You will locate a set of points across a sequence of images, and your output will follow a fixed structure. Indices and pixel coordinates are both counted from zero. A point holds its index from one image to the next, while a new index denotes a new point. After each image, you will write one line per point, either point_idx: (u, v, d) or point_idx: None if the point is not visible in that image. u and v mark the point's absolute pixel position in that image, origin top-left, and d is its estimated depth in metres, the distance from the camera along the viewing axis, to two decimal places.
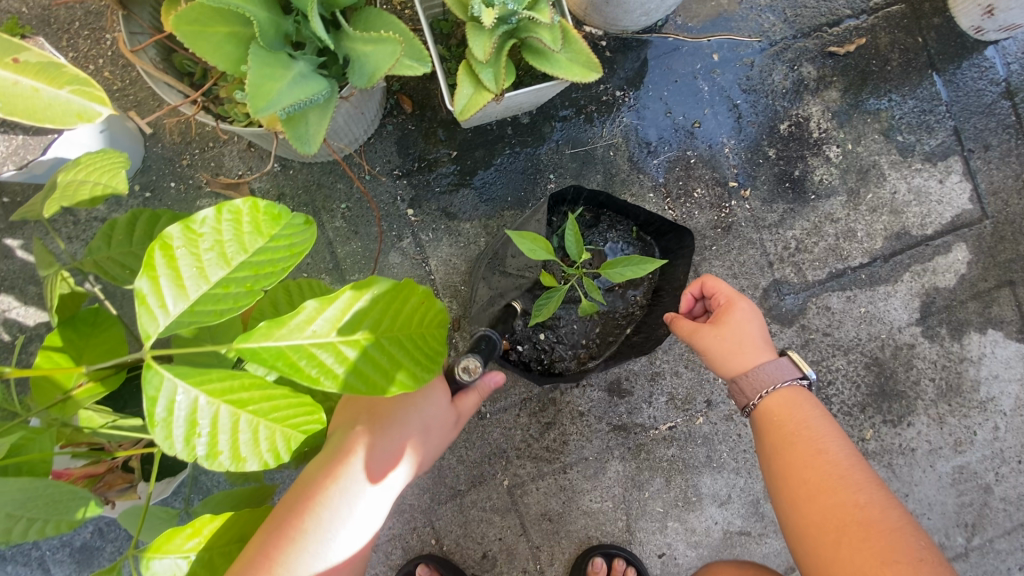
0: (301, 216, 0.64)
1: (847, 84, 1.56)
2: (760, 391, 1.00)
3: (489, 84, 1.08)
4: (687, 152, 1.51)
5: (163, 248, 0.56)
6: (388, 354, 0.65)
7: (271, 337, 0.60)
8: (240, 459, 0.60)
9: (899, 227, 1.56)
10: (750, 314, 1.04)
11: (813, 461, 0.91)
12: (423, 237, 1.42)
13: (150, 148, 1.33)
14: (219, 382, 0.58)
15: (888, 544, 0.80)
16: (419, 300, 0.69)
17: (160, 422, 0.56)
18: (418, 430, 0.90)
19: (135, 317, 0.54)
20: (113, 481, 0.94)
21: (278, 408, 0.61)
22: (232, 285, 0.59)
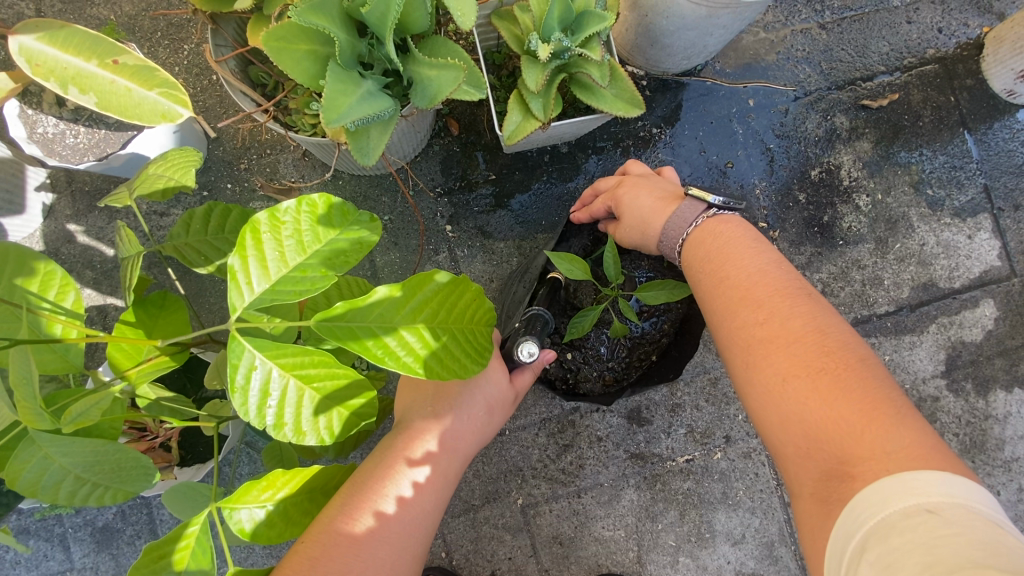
0: (367, 213, 0.69)
1: (879, 136, 1.60)
2: (677, 239, 0.99)
3: (538, 113, 1.14)
4: (719, 191, 1.55)
5: (253, 231, 0.62)
6: (444, 344, 0.70)
7: (339, 319, 0.65)
8: (302, 431, 0.64)
9: (926, 278, 1.58)
10: (632, 189, 1.09)
11: (759, 315, 0.82)
12: (459, 252, 1.48)
13: (213, 151, 1.42)
14: (291, 358, 0.61)
15: (853, 387, 0.70)
16: (473, 296, 0.73)
17: (237, 388, 0.60)
18: (479, 408, 0.93)
19: (226, 293, 0.61)
20: (153, 459, 1.01)
21: (341, 388, 0.64)
22: (308, 270, 0.64)
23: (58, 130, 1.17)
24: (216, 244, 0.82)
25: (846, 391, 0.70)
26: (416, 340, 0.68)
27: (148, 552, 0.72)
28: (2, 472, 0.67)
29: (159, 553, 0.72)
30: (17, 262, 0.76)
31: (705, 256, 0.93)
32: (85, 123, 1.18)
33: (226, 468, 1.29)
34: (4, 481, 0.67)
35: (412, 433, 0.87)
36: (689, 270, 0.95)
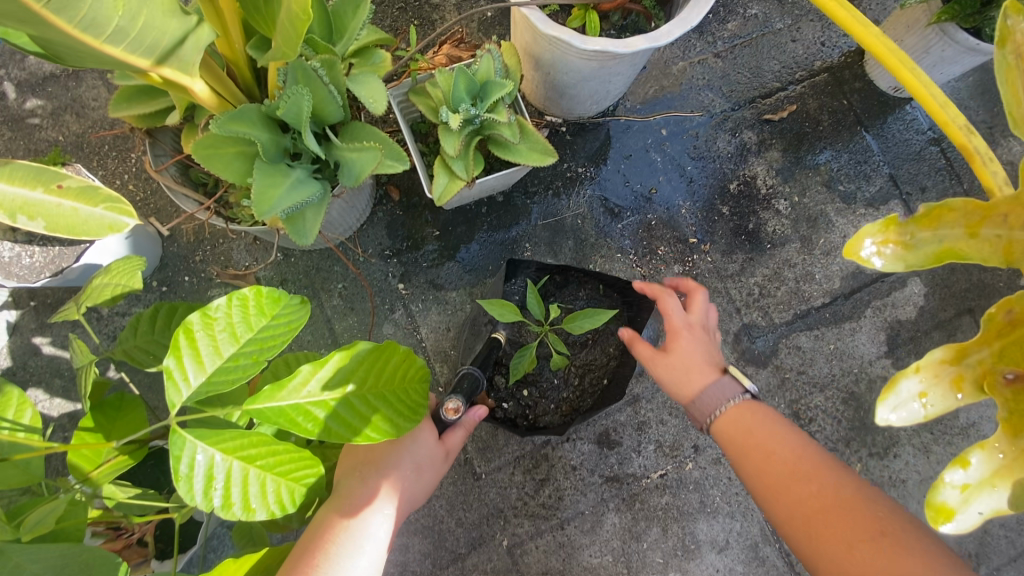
0: (299, 296, 0.77)
1: (785, 145, 1.75)
2: (711, 412, 1.04)
3: (461, 173, 1.24)
4: (649, 215, 1.67)
5: (185, 331, 0.68)
6: (375, 406, 0.77)
7: (272, 399, 0.70)
8: (251, 508, 0.68)
9: (854, 267, 1.69)
10: (688, 339, 1.12)
11: (811, 487, 0.87)
12: (414, 308, 1.55)
13: (168, 248, 1.50)
14: (231, 441, 0.68)
15: (908, 552, 0.76)
16: (401, 358, 0.81)
17: (181, 478, 0.64)
18: (409, 469, 0.98)
19: (161, 392, 0.65)
20: (129, 556, 1.01)
21: (283, 461, 0.70)
22: (241, 358, 0.71)
23: (14, 254, 1.24)
24: (164, 341, 0.89)
25: (902, 558, 0.75)
26: (349, 406, 0.75)
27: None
28: None
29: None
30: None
31: (746, 432, 0.99)
32: (40, 243, 1.24)
33: (209, 554, 1.30)
34: None
35: (342, 505, 0.87)
36: (729, 447, 1.00)
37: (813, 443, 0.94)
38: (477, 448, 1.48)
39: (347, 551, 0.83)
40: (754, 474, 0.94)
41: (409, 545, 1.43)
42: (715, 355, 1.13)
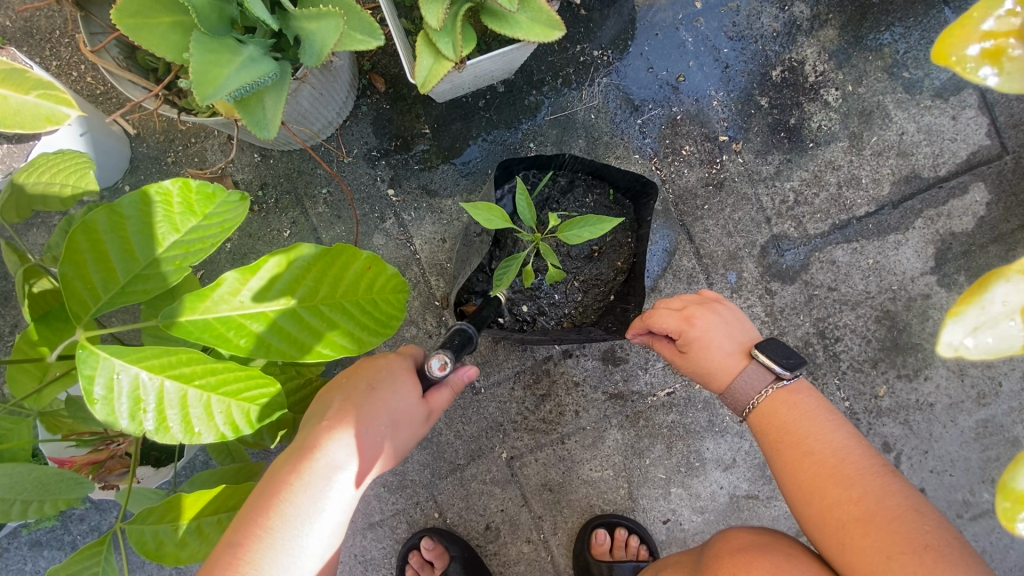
0: (237, 192, 0.67)
1: (845, 21, 1.46)
2: (745, 406, 0.96)
3: (448, 53, 1.04)
4: (673, 108, 1.44)
5: (88, 232, 0.60)
6: (329, 319, 0.69)
7: (196, 310, 0.62)
8: (194, 432, 0.63)
9: (908, 170, 1.46)
10: (710, 322, 0.99)
11: (851, 494, 0.81)
12: (406, 217, 1.42)
13: (136, 149, 1.36)
14: (156, 359, 0.61)
15: (904, 525, 0.76)
16: (364, 265, 0.71)
17: (100, 399, 0.60)
18: (385, 426, 0.84)
19: (64, 302, 0.61)
20: (113, 466, 1.00)
21: (228, 381, 0.64)
22: (162, 264, 0.64)
23: None
24: None
25: (898, 531, 0.75)
26: (297, 320, 0.67)
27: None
28: None
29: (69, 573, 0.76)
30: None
31: (780, 429, 0.91)
32: None
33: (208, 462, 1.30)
34: None
35: (299, 457, 0.78)
36: (762, 441, 0.94)
37: (839, 417, 0.92)
38: (475, 363, 1.42)
39: (304, 508, 0.75)
40: (765, 438, 0.92)
41: (409, 455, 1.43)
42: (742, 333, 0.99)
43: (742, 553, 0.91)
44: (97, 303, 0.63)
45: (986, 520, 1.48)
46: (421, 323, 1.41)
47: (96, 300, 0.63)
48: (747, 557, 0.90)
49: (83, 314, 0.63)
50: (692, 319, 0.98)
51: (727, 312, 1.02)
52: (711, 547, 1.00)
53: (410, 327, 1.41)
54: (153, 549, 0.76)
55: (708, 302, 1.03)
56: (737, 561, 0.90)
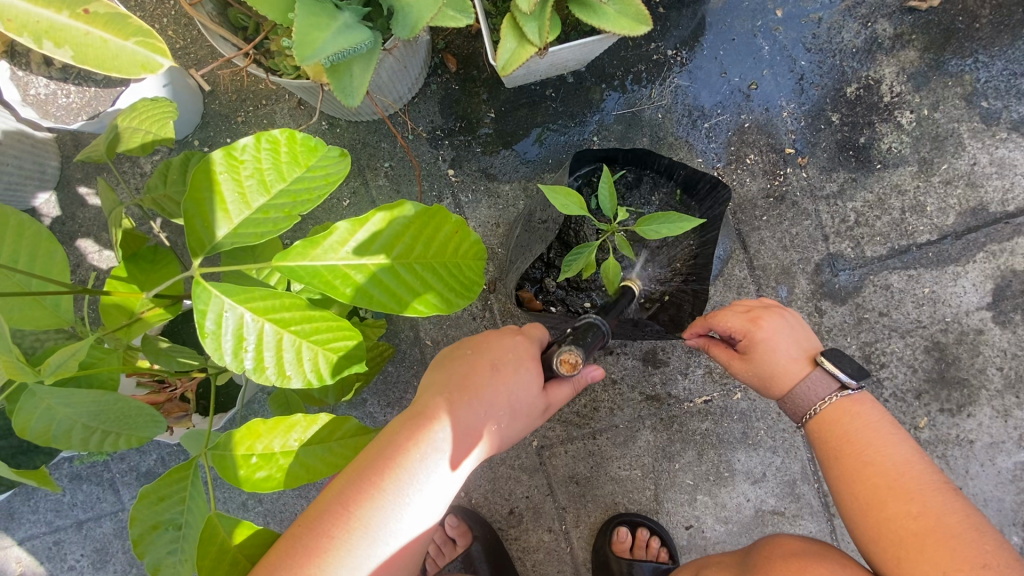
0: (336, 147, 0.68)
1: (927, 43, 1.42)
2: (803, 413, 0.95)
3: (533, 37, 1.04)
4: (742, 116, 1.43)
5: (208, 173, 0.63)
6: (421, 279, 0.71)
7: (307, 257, 0.65)
8: (284, 375, 0.67)
9: (976, 202, 1.43)
10: (777, 327, 0.97)
11: (911, 508, 0.82)
12: (463, 198, 1.43)
13: (209, 105, 1.38)
14: (262, 302, 0.65)
15: (962, 544, 0.77)
16: (453, 229, 0.73)
17: (209, 333, 0.63)
18: (506, 414, 0.85)
19: (184, 237, 0.62)
20: (172, 408, 1.07)
21: (320, 329, 0.67)
22: (270, 211, 0.66)
23: (50, 91, 1.17)
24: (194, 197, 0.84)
25: (957, 550, 0.76)
26: (392, 277, 0.69)
27: (146, 496, 0.78)
28: (12, 421, 0.68)
29: (157, 496, 0.79)
30: (29, 244, 0.74)
31: (836, 439, 0.91)
32: (75, 82, 1.18)
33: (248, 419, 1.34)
34: (16, 431, 0.69)
35: (423, 421, 0.80)
36: (817, 450, 0.94)
37: (898, 426, 0.92)
38: None
39: (418, 475, 0.77)
40: (820, 445, 0.93)
41: None
42: (807, 339, 0.98)
43: (795, 558, 0.92)
44: (211, 242, 0.65)
45: None
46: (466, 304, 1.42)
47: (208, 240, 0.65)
48: (799, 563, 0.91)
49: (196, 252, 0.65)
50: (759, 320, 0.97)
51: (791, 317, 1.00)
52: (759, 548, 1.01)
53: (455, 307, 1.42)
54: (234, 472, 0.79)
55: (768, 308, 1.02)
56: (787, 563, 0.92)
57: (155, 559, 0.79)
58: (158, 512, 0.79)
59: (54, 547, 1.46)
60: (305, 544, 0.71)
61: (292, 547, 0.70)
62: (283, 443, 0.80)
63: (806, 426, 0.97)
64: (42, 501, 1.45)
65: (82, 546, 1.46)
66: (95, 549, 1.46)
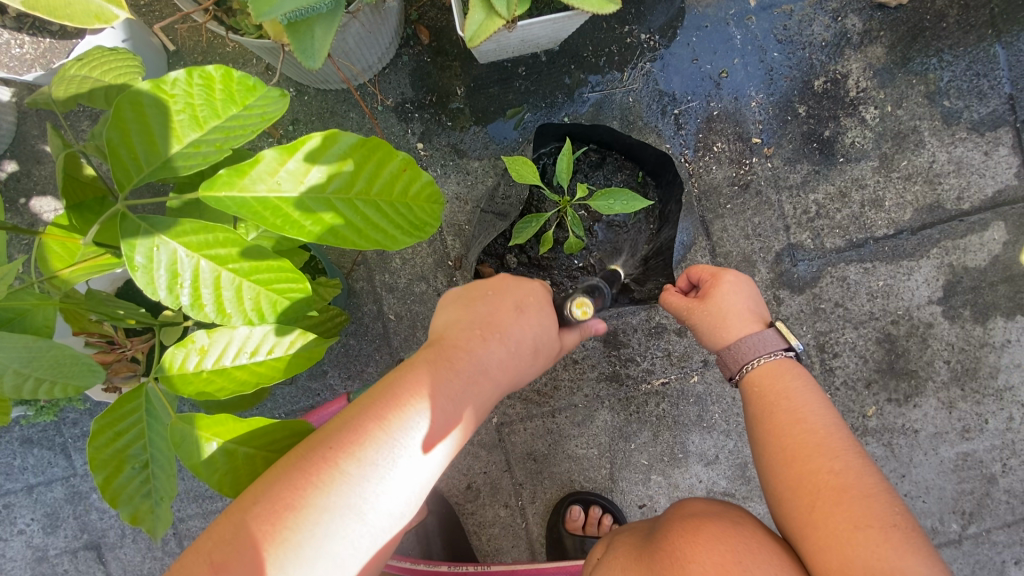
0: (276, 88, 0.69)
1: (894, 40, 1.45)
2: (743, 365, 1.00)
3: (501, 10, 1.03)
4: (712, 104, 1.44)
5: (133, 103, 0.63)
6: (365, 218, 0.71)
7: (234, 187, 0.64)
8: (226, 312, 0.69)
9: (932, 199, 1.47)
10: (738, 283, 1.05)
11: (834, 464, 0.85)
12: (432, 172, 1.42)
13: (173, 66, 1.35)
14: (193, 238, 0.65)
15: (871, 503, 0.80)
16: (400, 169, 0.72)
17: (140, 267, 0.64)
18: (526, 350, 0.86)
19: (109, 167, 0.64)
20: (118, 369, 1.03)
21: (260, 270, 0.69)
22: (202, 145, 0.67)
23: (3, 40, 1.13)
24: None
25: (868, 507, 0.80)
26: (333, 216, 0.69)
27: (99, 434, 0.72)
28: None
29: (114, 433, 0.73)
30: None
31: (773, 397, 0.96)
32: (29, 32, 1.14)
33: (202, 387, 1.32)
34: None
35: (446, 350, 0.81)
36: (755, 409, 0.97)
37: (826, 398, 0.96)
38: None
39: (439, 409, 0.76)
40: (748, 401, 0.99)
41: None
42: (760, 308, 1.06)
43: (693, 517, 0.97)
44: (139, 174, 0.65)
45: (951, 550, 1.51)
46: (432, 280, 1.42)
47: (138, 172, 0.66)
48: (694, 521, 0.95)
49: (125, 184, 0.65)
50: (724, 275, 1.07)
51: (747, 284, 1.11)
52: (666, 514, 1.05)
53: (419, 282, 1.42)
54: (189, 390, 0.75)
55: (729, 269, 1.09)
56: (684, 543, 0.90)
57: (132, 501, 0.75)
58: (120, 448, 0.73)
59: (3, 510, 1.44)
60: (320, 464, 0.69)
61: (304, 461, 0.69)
62: (235, 356, 0.77)
63: (740, 382, 1.03)
64: None
65: (32, 510, 1.44)
66: (45, 514, 1.44)
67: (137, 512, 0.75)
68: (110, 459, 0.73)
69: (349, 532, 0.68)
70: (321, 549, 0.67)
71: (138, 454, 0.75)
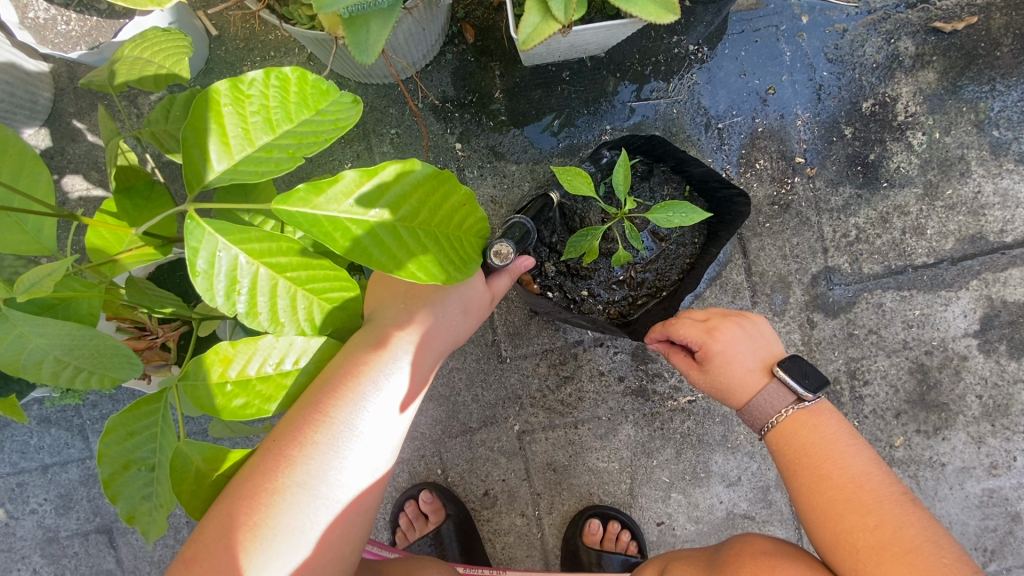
0: (350, 95, 0.68)
1: (947, 66, 1.42)
2: (762, 425, 1.01)
3: (558, 14, 1.00)
4: (757, 120, 1.42)
5: (211, 101, 0.62)
6: (424, 243, 0.70)
7: (309, 204, 0.62)
8: (278, 322, 0.67)
9: (974, 230, 1.44)
10: (733, 338, 1.02)
11: (868, 521, 0.87)
12: (468, 173, 1.40)
13: (214, 51, 1.33)
14: (257, 245, 0.64)
15: (915, 557, 0.82)
16: (460, 200, 0.74)
17: (201, 273, 0.61)
18: (457, 308, 0.93)
19: (181, 164, 0.62)
20: (151, 357, 1.03)
21: (317, 278, 0.68)
22: (274, 150, 0.65)
23: (50, 16, 1.12)
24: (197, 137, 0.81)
25: (912, 563, 0.82)
26: (395, 236, 0.67)
27: (112, 431, 0.72)
28: None
29: (127, 433, 0.74)
30: (12, 162, 0.70)
31: (796, 452, 0.97)
32: (77, 10, 1.12)
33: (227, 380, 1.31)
34: None
35: (381, 326, 0.84)
36: (781, 460, 0.99)
37: (859, 439, 0.98)
38: (506, 332, 1.42)
39: (393, 367, 0.82)
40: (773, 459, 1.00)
41: (423, 408, 1.44)
42: (764, 347, 1.03)
43: (765, 556, 0.96)
44: (208, 174, 0.64)
45: None
46: None
47: (208, 170, 0.64)
48: (768, 562, 0.95)
49: (195, 183, 0.63)
50: (714, 332, 1.02)
51: (749, 319, 1.05)
52: (729, 545, 1.05)
53: None
54: (210, 404, 0.71)
55: (728, 319, 1.04)
56: None
57: (131, 502, 0.75)
58: (128, 450, 0.74)
59: (17, 488, 1.43)
60: (288, 449, 0.75)
61: (268, 451, 0.75)
62: (259, 367, 0.72)
63: (764, 437, 1.03)
64: (6, 440, 1.41)
65: (45, 490, 1.43)
66: (59, 494, 1.43)
67: (133, 513, 0.75)
68: (115, 461, 0.73)
69: (331, 473, 0.76)
70: (316, 492, 0.75)
71: (141, 461, 0.75)
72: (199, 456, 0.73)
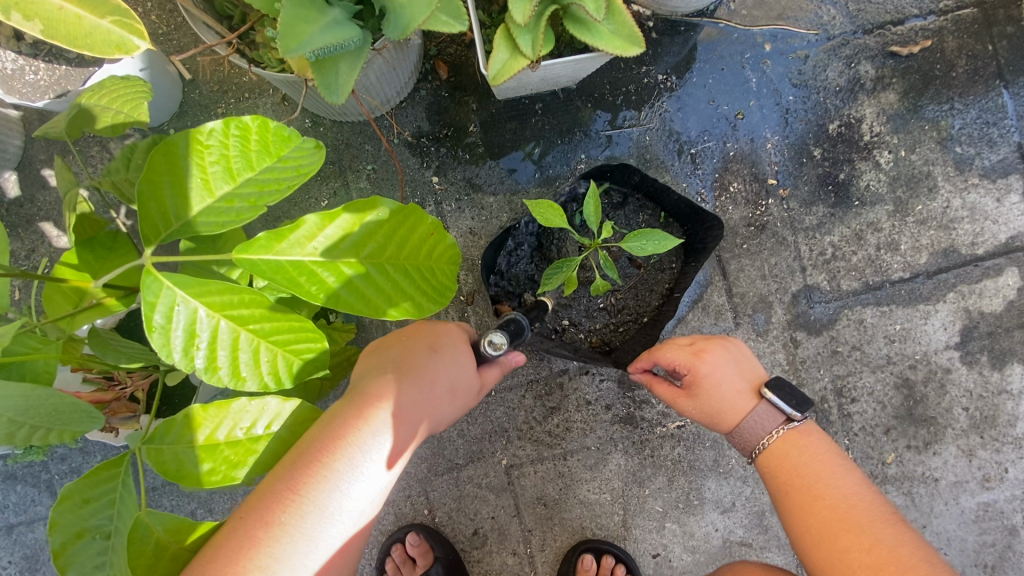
0: (311, 139, 0.70)
1: (907, 87, 1.47)
2: (752, 447, 1.00)
3: (526, 50, 1.02)
4: (728, 144, 1.44)
5: (168, 155, 0.63)
6: (391, 280, 0.73)
7: (272, 252, 0.65)
8: (240, 376, 0.68)
9: (947, 244, 1.47)
10: (721, 360, 1.01)
11: (863, 540, 0.85)
12: (446, 207, 1.40)
13: (188, 94, 1.34)
14: (217, 297, 0.66)
15: None
16: (427, 230, 0.76)
17: (157, 329, 0.63)
18: (445, 390, 0.88)
19: (139, 222, 0.64)
20: (118, 409, 0.99)
21: (281, 330, 0.69)
22: (235, 200, 0.67)
23: (18, 67, 1.12)
24: None
25: None
26: (363, 278, 0.71)
27: (66, 498, 0.72)
28: None
29: (82, 499, 0.74)
30: None
31: (787, 473, 0.96)
32: (45, 59, 1.12)
33: None
34: None
35: (365, 398, 0.81)
36: (773, 483, 0.97)
37: (849, 461, 0.96)
38: None
39: (371, 446, 0.78)
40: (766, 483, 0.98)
41: None
42: (751, 371, 1.03)
43: None
44: (166, 229, 0.66)
45: None
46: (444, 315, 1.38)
47: (166, 225, 0.66)
48: None
49: (153, 238, 0.66)
50: (702, 354, 1.01)
51: (738, 346, 1.06)
52: None
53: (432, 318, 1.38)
54: (173, 469, 0.75)
55: (715, 343, 1.04)
56: None
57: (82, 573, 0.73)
58: (81, 517, 0.73)
59: None
60: (255, 529, 0.71)
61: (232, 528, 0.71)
62: (230, 431, 0.77)
63: (755, 461, 1.02)
64: None
65: (10, 552, 1.35)
66: (24, 556, 1.35)
67: None
68: (68, 529, 0.73)
69: (294, 560, 0.71)
70: None
71: (97, 528, 0.74)
72: (160, 528, 0.73)
